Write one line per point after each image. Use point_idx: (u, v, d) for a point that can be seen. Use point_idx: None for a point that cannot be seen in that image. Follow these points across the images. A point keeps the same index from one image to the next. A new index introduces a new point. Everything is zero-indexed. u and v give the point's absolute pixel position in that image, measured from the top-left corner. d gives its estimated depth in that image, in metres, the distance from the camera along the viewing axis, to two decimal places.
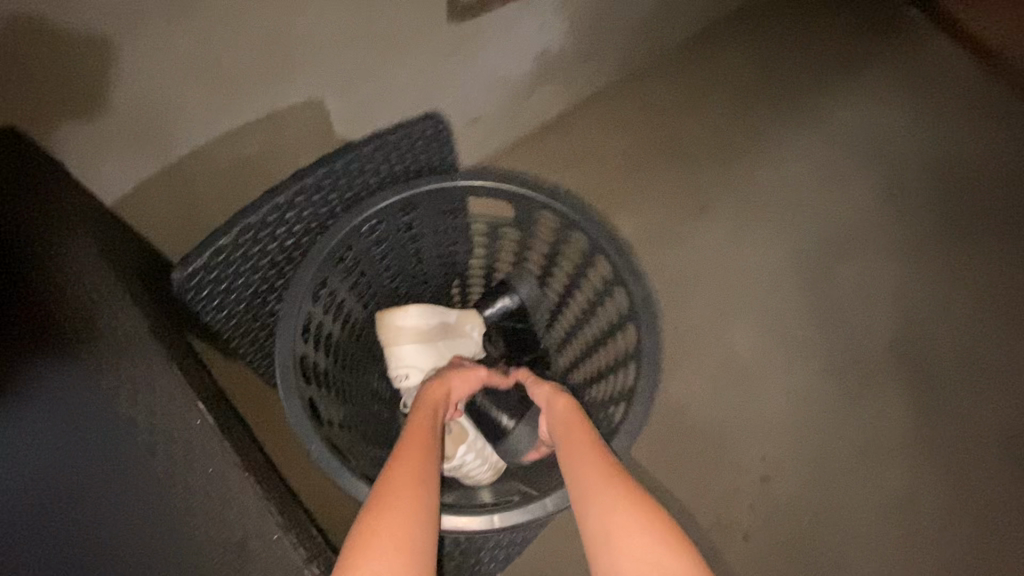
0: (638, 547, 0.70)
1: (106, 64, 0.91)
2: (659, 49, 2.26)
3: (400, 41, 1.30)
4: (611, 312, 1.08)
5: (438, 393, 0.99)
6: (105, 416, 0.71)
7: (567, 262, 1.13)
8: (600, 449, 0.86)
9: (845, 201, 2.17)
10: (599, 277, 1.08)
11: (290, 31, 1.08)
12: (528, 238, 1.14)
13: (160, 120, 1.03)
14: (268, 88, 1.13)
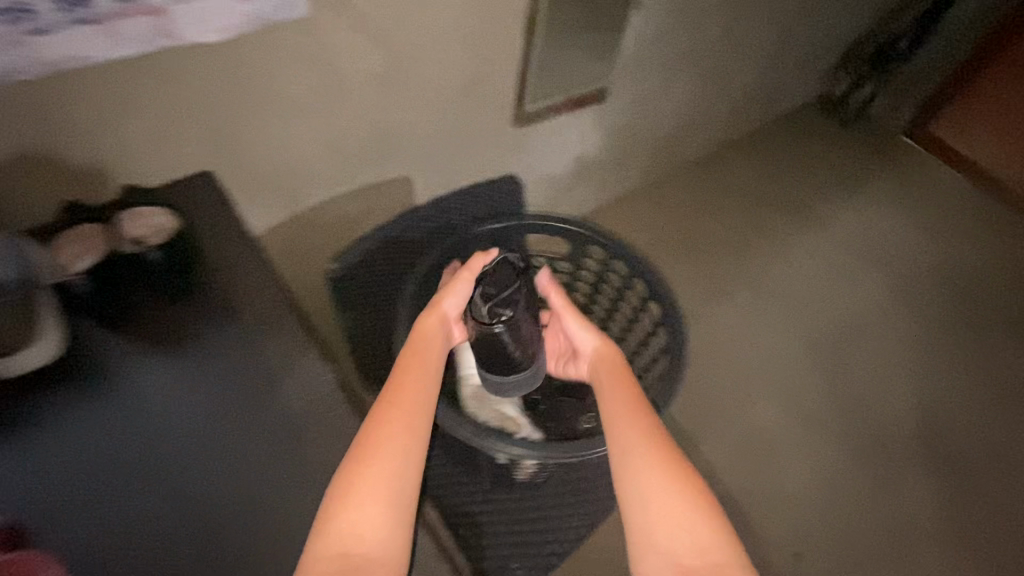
0: (685, 523, 0.76)
1: (263, 129, 1.17)
2: (680, 158, 2.60)
3: (472, 130, 1.61)
4: (648, 327, 1.22)
5: (440, 343, 0.95)
6: (256, 366, 0.86)
7: (612, 288, 1.30)
8: (642, 415, 0.87)
9: (853, 293, 2.36)
10: (637, 297, 1.23)
11: (394, 116, 1.38)
12: (579, 269, 1.32)
13: (291, 175, 1.29)
14: (371, 158, 1.42)
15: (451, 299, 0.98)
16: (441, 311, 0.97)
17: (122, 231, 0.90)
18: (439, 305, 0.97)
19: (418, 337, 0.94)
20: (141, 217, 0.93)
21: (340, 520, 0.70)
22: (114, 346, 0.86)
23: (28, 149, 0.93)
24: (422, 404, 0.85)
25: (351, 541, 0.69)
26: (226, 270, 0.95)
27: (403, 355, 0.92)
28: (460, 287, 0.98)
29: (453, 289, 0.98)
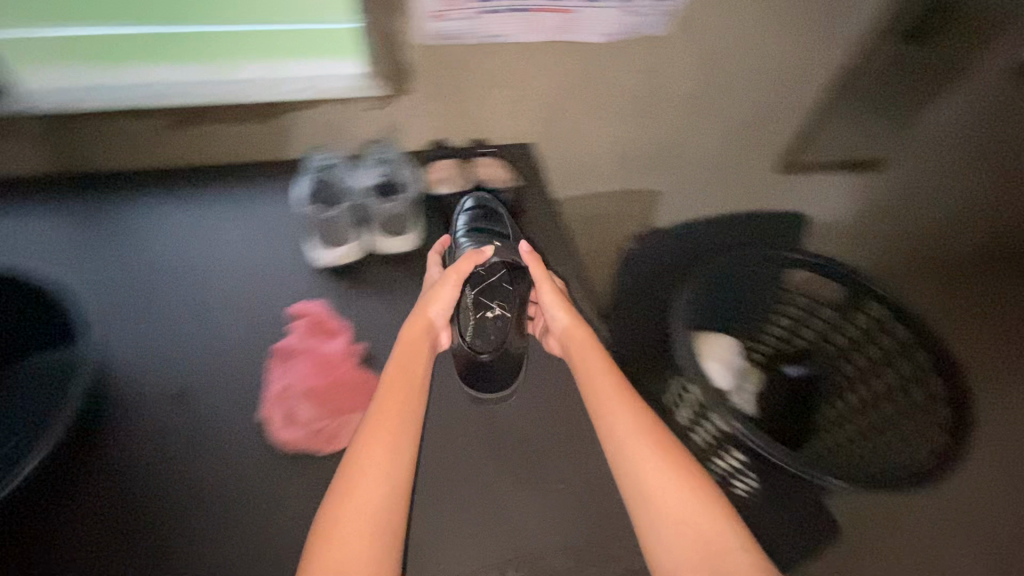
0: (659, 494, 0.75)
1: (566, 117, 1.32)
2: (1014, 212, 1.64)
3: (737, 166, 1.55)
4: (919, 399, 1.08)
5: (422, 346, 0.88)
6: (528, 311, 1.00)
7: (876, 350, 1.16)
8: (661, 435, 0.81)
9: None
10: (913, 367, 1.09)
11: (677, 133, 1.43)
12: (842, 321, 1.20)
13: (568, 160, 1.42)
14: (638, 164, 1.48)
15: (433, 307, 0.92)
16: (426, 317, 0.91)
17: (475, 176, 1.18)
18: (423, 313, 0.91)
19: (402, 351, 0.86)
20: (485, 168, 1.20)
21: (372, 482, 0.71)
22: (449, 262, 1.08)
23: (426, 99, 1.18)
24: (423, 362, 0.86)
25: (372, 496, 0.70)
26: (541, 234, 1.14)
27: (398, 346, 0.87)
28: (444, 291, 0.93)
29: (438, 297, 0.93)
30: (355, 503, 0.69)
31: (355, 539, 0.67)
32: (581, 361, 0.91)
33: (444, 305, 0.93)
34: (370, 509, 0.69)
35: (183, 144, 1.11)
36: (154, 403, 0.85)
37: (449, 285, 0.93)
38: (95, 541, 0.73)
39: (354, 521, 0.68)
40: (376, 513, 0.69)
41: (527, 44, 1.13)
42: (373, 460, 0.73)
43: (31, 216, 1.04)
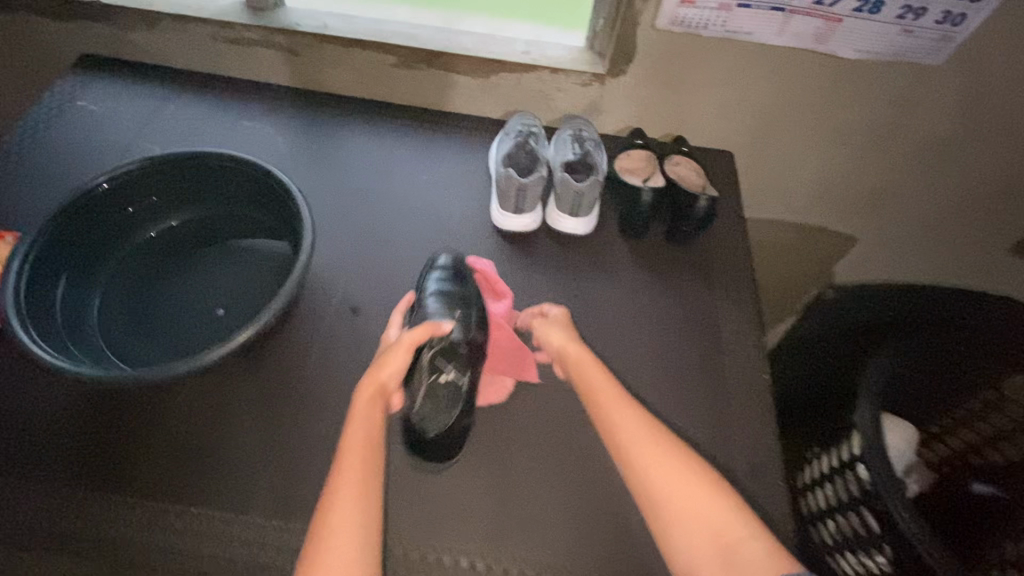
0: (674, 488, 0.72)
1: (784, 136, 1.19)
2: None
3: (969, 231, 1.32)
4: None
5: (379, 406, 0.78)
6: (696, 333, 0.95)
7: None
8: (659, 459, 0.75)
9: None
10: None
11: (909, 182, 1.24)
12: None
13: (770, 182, 1.29)
14: (848, 205, 1.31)
15: (383, 369, 0.79)
16: (375, 383, 0.79)
17: (666, 172, 1.11)
18: (374, 374, 0.79)
19: (359, 416, 0.76)
20: (679, 166, 1.12)
21: (354, 463, 0.72)
22: (621, 256, 1.04)
23: (637, 86, 1.13)
24: (376, 406, 0.77)
25: (357, 471, 0.72)
26: (725, 253, 1.04)
27: (357, 406, 0.77)
28: (391, 353, 0.80)
29: (383, 359, 0.80)
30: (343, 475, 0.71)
31: (348, 509, 0.69)
32: (584, 382, 0.83)
33: (393, 369, 0.80)
34: (357, 482, 0.71)
35: (406, 86, 1.19)
36: (332, 315, 0.91)
37: (399, 346, 0.81)
38: (265, 424, 0.80)
39: (347, 490, 0.70)
40: (364, 485, 0.71)
41: (771, 49, 1.03)
42: (353, 446, 0.74)
43: (260, 119, 1.14)
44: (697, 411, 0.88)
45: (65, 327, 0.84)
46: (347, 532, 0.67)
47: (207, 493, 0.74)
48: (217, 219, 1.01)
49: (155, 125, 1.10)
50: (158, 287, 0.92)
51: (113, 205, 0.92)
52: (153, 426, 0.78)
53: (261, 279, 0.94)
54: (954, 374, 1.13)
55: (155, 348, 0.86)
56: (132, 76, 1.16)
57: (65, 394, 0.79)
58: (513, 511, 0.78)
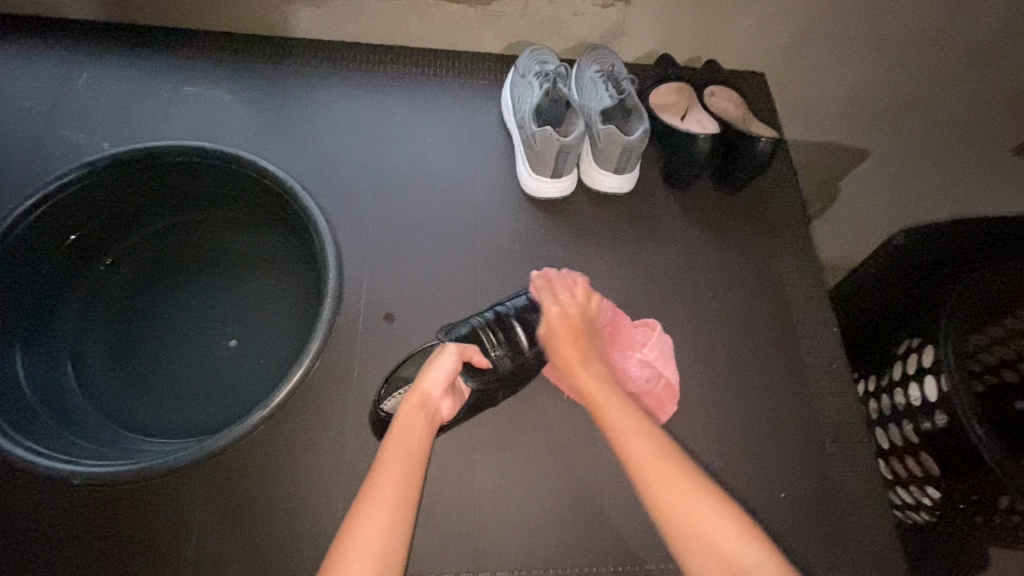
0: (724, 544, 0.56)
1: (820, 52, 1.06)
2: None
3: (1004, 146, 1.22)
4: None
5: (423, 417, 0.65)
6: (755, 298, 0.89)
7: None
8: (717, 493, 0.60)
9: None
10: None
11: (942, 95, 1.13)
12: None
13: (799, 103, 1.17)
14: (876, 124, 1.20)
15: (430, 374, 0.67)
16: (421, 389, 0.66)
17: (704, 107, 0.97)
18: (421, 381, 0.67)
19: (401, 422, 0.64)
20: (714, 98, 0.99)
21: (387, 483, 0.58)
22: (669, 212, 0.93)
23: (667, 2, 0.95)
24: (427, 428, 0.65)
25: (390, 494, 0.58)
26: (773, 203, 0.97)
27: (402, 418, 0.65)
28: (452, 360, 0.69)
29: (436, 361, 0.69)
30: (370, 502, 0.57)
31: (372, 536, 0.55)
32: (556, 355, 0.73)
33: (448, 377, 0.68)
34: (390, 506, 0.57)
35: (382, 21, 0.95)
36: (364, 329, 0.76)
37: (456, 356, 0.70)
38: (305, 470, 0.67)
39: (376, 513, 0.56)
40: (390, 510, 0.57)
41: None
42: (389, 459, 0.61)
43: (202, 82, 0.88)
44: (773, 376, 0.85)
45: (42, 402, 0.69)
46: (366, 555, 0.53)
47: (273, 569, 0.62)
48: (192, 228, 0.84)
49: (68, 103, 0.84)
50: (135, 325, 0.76)
51: (56, 228, 0.75)
52: (178, 507, 0.63)
53: (269, 297, 0.80)
54: None
55: (164, 402, 0.73)
56: (16, 39, 0.87)
57: (49, 489, 0.62)
58: (615, 517, 0.72)
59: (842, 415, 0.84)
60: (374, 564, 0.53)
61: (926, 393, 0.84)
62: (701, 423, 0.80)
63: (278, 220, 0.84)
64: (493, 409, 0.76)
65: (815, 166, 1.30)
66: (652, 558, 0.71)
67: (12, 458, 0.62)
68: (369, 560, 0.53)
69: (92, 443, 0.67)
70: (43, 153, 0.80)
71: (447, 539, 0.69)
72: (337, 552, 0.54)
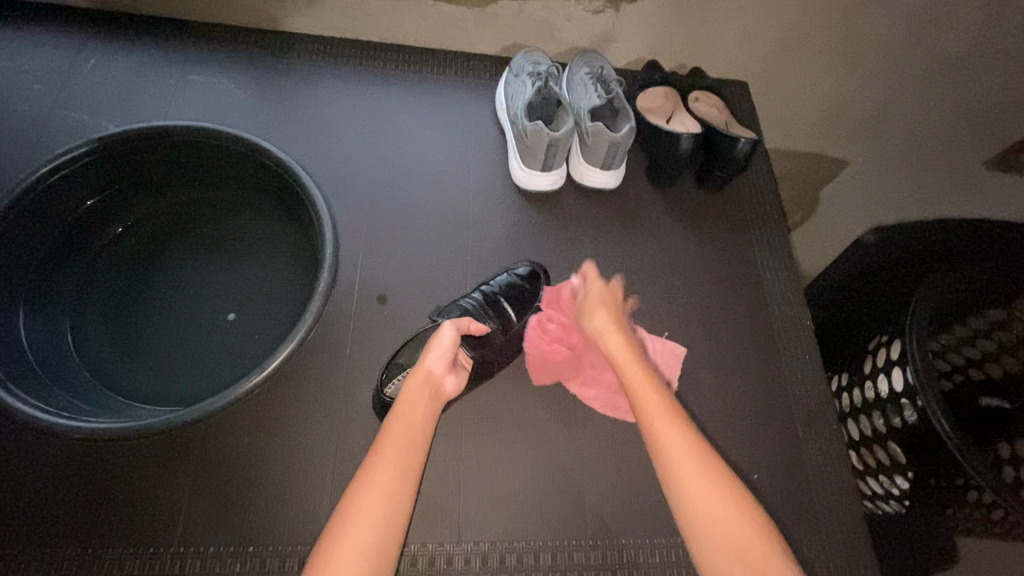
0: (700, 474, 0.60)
1: (799, 64, 1.12)
2: None
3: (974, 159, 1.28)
4: None
5: (426, 394, 0.68)
6: (734, 291, 0.94)
7: None
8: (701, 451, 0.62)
9: None
10: None
11: (914, 107, 1.20)
12: None
13: (780, 112, 1.23)
14: (853, 135, 1.26)
15: (431, 353, 0.70)
16: (423, 368, 0.69)
17: (689, 110, 1.02)
18: (422, 361, 0.70)
19: (405, 398, 0.67)
20: (698, 103, 1.04)
21: (390, 453, 0.62)
22: (653, 209, 0.98)
23: (655, 12, 1.01)
24: (430, 404, 0.68)
25: (393, 464, 0.61)
26: (752, 203, 1.01)
27: (405, 395, 0.67)
28: (450, 337, 0.72)
29: (434, 341, 0.71)
30: (374, 470, 0.60)
31: (376, 500, 0.58)
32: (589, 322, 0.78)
33: (448, 354, 0.71)
34: (392, 474, 0.60)
35: (382, 19, 0.99)
36: (357, 308, 0.78)
37: (454, 331, 0.73)
38: (296, 439, 0.69)
39: (380, 480, 0.59)
40: (392, 478, 0.60)
41: None
42: (392, 432, 0.64)
43: (209, 70, 0.92)
44: (750, 366, 0.89)
45: (42, 363, 0.71)
46: (370, 518, 0.57)
47: (261, 531, 0.64)
48: (194, 206, 0.86)
49: (75, 85, 0.87)
50: (133, 299, 0.79)
51: (58, 202, 0.77)
52: (171, 468, 0.65)
53: (267, 275, 0.83)
54: (1004, 296, 0.95)
55: (161, 369, 0.75)
56: (26, 23, 0.90)
57: (46, 449, 0.63)
58: (594, 494, 0.75)
59: (815, 404, 0.88)
60: (378, 524, 0.57)
61: (892, 384, 0.89)
62: (679, 407, 0.83)
63: (276, 204, 0.87)
64: (482, 388, 0.79)
65: (795, 173, 1.35)
66: (629, 533, 0.74)
67: (13, 411, 0.64)
68: (371, 521, 0.57)
69: (90, 405, 0.69)
70: (51, 128, 0.83)
71: (432, 510, 0.71)
72: (343, 511, 0.57)
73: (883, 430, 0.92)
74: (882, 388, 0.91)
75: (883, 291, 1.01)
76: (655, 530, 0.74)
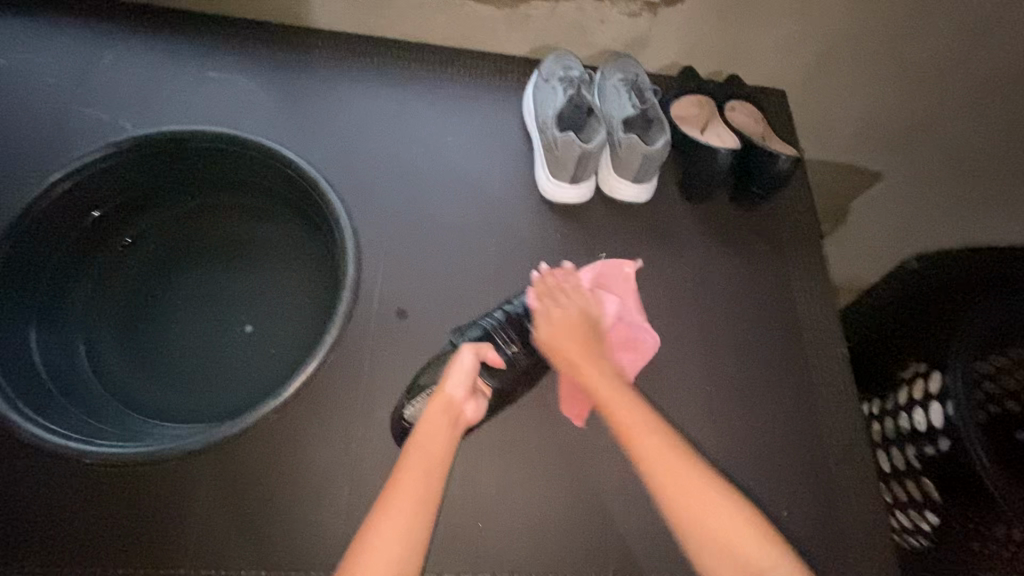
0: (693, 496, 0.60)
1: (841, 74, 1.07)
2: None
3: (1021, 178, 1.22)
4: None
5: (446, 421, 0.65)
6: (766, 316, 0.90)
7: None
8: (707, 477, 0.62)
9: None
10: None
11: (961, 123, 1.13)
12: None
13: (817, 123, 1.17)
14: (893, 149, 1.21)
15: (452, 378, 0.67)
16: (443, 395, 0.66)
17: (725, 121, 0.97)
18: (443, 387, 0.66)
19: (423, 425, 0.64)
20: (735, 113, 0.99)
21: (409, 485, 0.59)
22: (685, 224, 0.94)
23: (694, 16, 0.95)
24: (450, 433, 0.65)
25: (410, 496, 0.58)
26: (788, 221, 0.97)
27: (425, 423, 0.64)
28: (470, 361, 0.68)
29: (455, 365, 0.68)
30: (391, 503, 0.57)
31: (392, 535, 0.55)
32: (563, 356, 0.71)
33: (469, 378, 0.67)
34: (410, 507, 0.57)
35: (409, 16, 0.95)
36: (377, 324, 0.76)
37: (473, 355, 0.69)
38: (313, 462, 0.67)
39: (398, 513, 0.57)
40: (409, 512, 0.57)
41: None
42: (410, 461, 0.61)
43: (228, 68, 0.89)
44: (781, 394, 0.85)
45: (55, 379, 0.69)
46: (385, 556, 0.54)
47: (276, 558, 0.62)
48: (212, 214, 0.84)
49: (93, 81, 0.84)
50: (149, 308, 0.77)
51: (73, 207, 0.75)
52: (185, 489, 0.63)
53: (286, 287, 0.80)
54: None
55: (178, 385, 0.73)
56: (45, 13, 0.87)
57: (59, 466, 0.62)
58: (617, 527, 0.72)
59: (848, 436, 0.84)
60: (393, 563, 0.54)
61: (931, 419, 0.84)
62: (707, 437, 0.80)
63: (295, 212, 0.84)
64: (504, 411, 0.76)
65: (830, 184, 1.30)
66: (652, 569, 0.71)
67: (22, 435, 0.62)
68: (388, 558, 0.54)
69: (104, 424, 0.68)
70: (68, 129, 0.80)
71: (450, 538, 0.69)
72: (358, 547, 0.55)
73: (916, 465, 0.88)
74: (918, 419, 0.87)
75: (921, 318, 0.97)
76: (679, 567, 0.71)
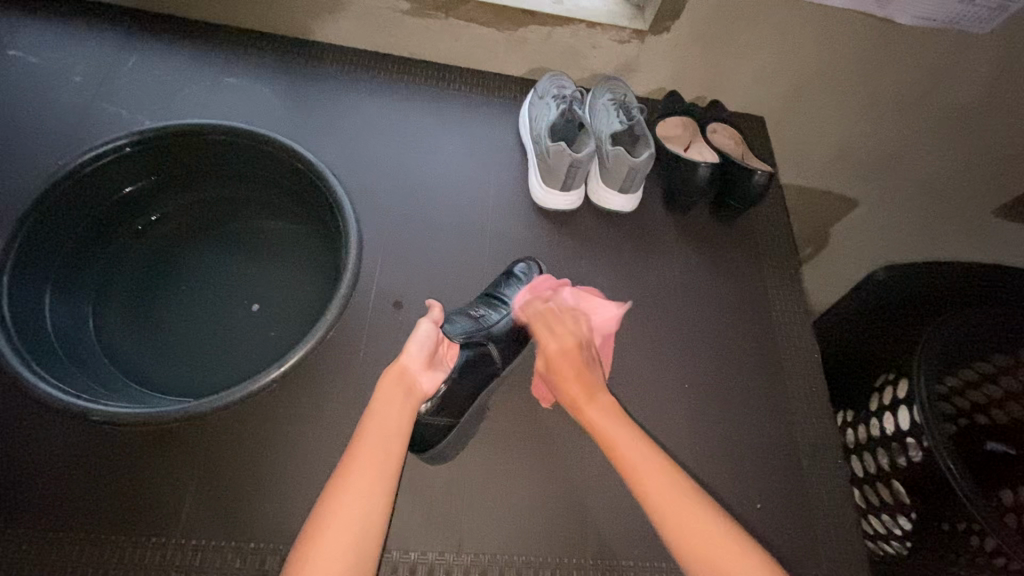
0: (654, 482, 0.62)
1: (813, 105, 1.15)
2: None
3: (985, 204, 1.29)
4: None
5: (401, 391, 0.65)
6: (743, 321, 0.95)
7: None
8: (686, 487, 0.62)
9: None
10: None
11: (924, 153, 1.22)
12: None
13: (793, 150, 1.25)
14: (863, 176, 1.28)
15: (408, 348, 0.68)
16: (398, 364, 0.67)
17: (706, 141, 1.05)
18: (399, 356, 0.68)
19: (380, 396, 0.65)
20: (716, 134, 1.06)
21: (367, 452, 0.59)
22: (667, 234, 1.00)
23: (678, 46, 1.03)
24: (407, 402, 0.65)
25: (372, 462, 0.58)
26: (765, 234, 1.03)
27: (380, 391, 0.65)
28: (428, 330, 0.68)
29: (412, 335, 0.68)
30: (352, 468, 0.58)
31: (355, 498, 0.56)
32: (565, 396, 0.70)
33: (424, 349, 0.68)
34: (370, 473, 0.58)
35: (414, 36, 1.01)
36: (373, 312, 0.80)
37: (433, 325, 0.69)
38: (305, 440, 0.69)
39: (359, 477, 0.57)
40: (374, 475, 0.58)
41: (816, 12, 0.97)
42: (371, 428, 0.61)
43: (244, 75, 0.95)
44: (757, 394, 0.89)
45: (65, 349, 0.72)
46: (351, 518, 0.55)
47: (263, 529, 0.64)
48: (222, 202, 0.89)
49: (115, 80, 0.90)
50: (156, 286, 0.81)
51: (91, 190, 0.80)
52: (178, 461, 0.66)
53: (290, 272, 0.85)
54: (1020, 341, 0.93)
55: (183, 357, 0.76)
56: (73, 20, 0.94)
57: (65, 432, 0.65)
58: (595, 514, 0.74)
59: (820, 437, 0.88)
60: (359, 528, 0.54)
61: (899, 423, 0.88)
62: (684, 433, 0.84)
63: (299, 203, 0.90)
64: (490, 401, 0.79)
65: (807, 208, 1.37)
66: (631, 556, 0.73)
67: (35, 392, 0.65)
68: (354, 515, 0.55)
69: (109, 391, 0.71)
70: (90, 122, 0.85)
71: (437, 520, 0.71)
72: (322, 511, 0.55)
73: (887, 472, 0.91)
74: (888, 423, 0.91)
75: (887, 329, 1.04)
76: (654, 555, 0.74)
